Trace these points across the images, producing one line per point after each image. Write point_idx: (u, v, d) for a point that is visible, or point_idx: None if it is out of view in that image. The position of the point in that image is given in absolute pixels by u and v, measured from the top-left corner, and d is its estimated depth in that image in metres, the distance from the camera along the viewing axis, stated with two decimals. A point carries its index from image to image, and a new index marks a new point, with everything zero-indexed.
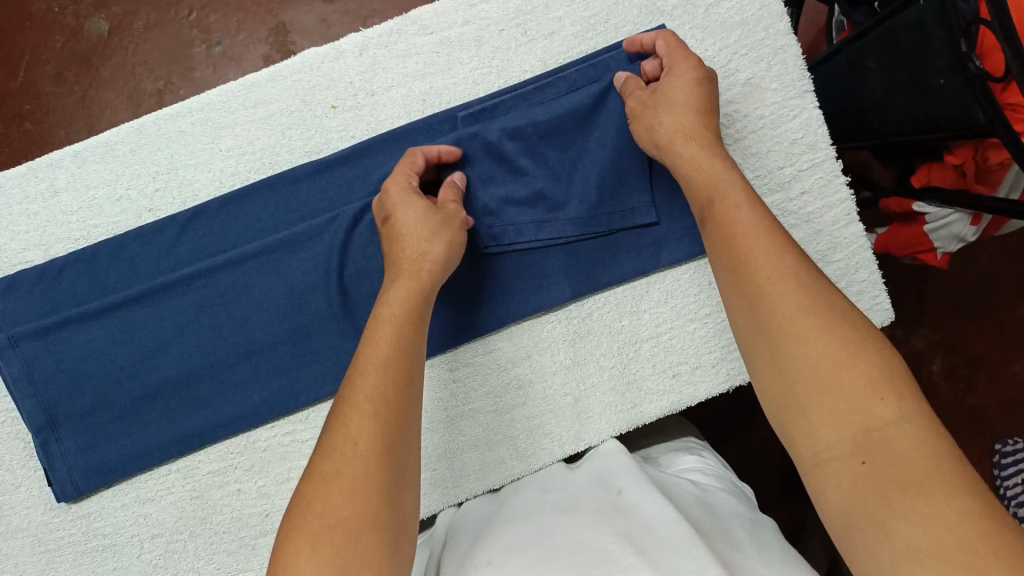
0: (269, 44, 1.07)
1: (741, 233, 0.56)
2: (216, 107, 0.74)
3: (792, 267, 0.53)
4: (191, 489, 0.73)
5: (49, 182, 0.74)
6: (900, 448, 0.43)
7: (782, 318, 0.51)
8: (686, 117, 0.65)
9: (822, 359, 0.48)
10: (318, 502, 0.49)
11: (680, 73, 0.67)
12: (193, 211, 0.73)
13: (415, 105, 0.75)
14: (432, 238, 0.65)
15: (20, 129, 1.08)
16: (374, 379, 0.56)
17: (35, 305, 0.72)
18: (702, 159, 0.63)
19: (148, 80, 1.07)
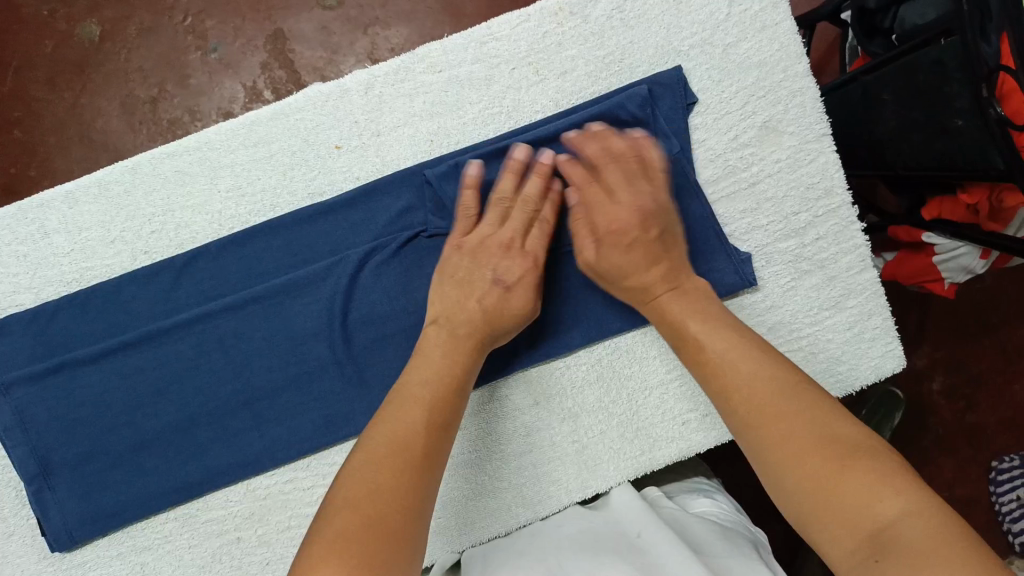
0: (268, 51, 1.04)
1: (724, 354, 0.57)
2: (213, 146, 0.71)
3: (775, 383, 0.53)
4: (189, 538, 0.71)
5: (41, 224, 0.70)
6: (911, 538, 0.42)
7: (775, 441, 0.51)
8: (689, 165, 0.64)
9: (817, 471, 0.48)
10: (341, 531, 0.48)
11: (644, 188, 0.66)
12: (191, 254, 0.70)
13: (422, 145, 0.72)
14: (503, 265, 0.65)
15: (8, 137, 1.04)
16: (412, 416, 0.56)
17: (28, 350, 0.70)
18: (626, 263, 0.64)
19: (142, 88, 1.04)
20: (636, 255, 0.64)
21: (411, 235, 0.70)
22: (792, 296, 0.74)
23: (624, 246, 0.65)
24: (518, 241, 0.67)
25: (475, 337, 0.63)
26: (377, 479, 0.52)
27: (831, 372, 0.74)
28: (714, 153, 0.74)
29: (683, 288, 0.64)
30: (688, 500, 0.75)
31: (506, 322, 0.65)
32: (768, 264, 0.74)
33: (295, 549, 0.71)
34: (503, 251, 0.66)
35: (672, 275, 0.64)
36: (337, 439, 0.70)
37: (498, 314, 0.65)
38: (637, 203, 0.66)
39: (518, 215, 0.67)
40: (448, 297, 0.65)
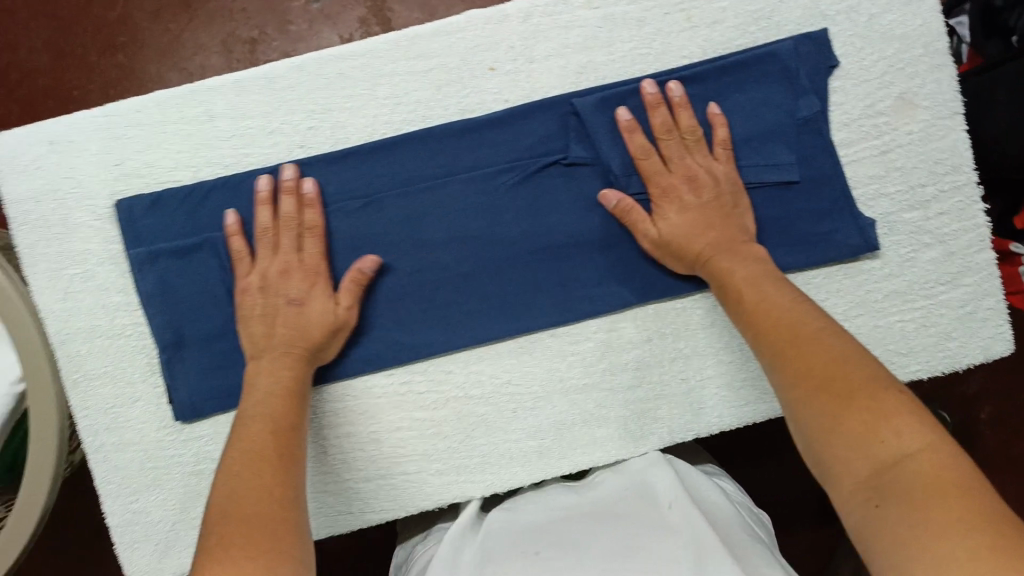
0: (367, 7, 1.08)
1: (766, 305, 0.63)
2: (376, 55, 0.73)
3: (811, 329, 0.59)
4: (305, 427, 0.76)
5: (206, 107, 0.73)
6: (914, 478, 0.46)
7: (799, 379, 0.56)
8: (687, 214, 0.70)
9: (834, 410, 0.52)
10: (233, 528, 0.51)
11: (691, 150, 0.72)
12: (344, 151, 0.74)
13: (571, 77, 0.74)
14: (309, 292, 0.70)
15: (112, 61, 1.09)
16: (257, 424, 0.62)
17: (177, 225, 0.73)
18: (693, 229, 0.69)
19: (244, 28, 1.08)
20: (695, 220, 0.70)
21: (551, 161, 0.73)
22: (909, 267, 0.77)
23: (682, 208, 0.70)
24: (292, 264, 0.71)
25: (297, 351, 0.69)
26: (238, 484, 0.56)
27: (940, 347, 0.77)
28: (849, 118, 0.76)
29: (732, 250, 0.68)
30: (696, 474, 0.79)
31: (323, 322, 0.70)
32: (890, 233, 0.77)
33: (403, 449, 0.76)
34: (291, 277, 0.71)
35: (724, 237, 0.69)
36: (459, 344, 0.75)
37: (312, 328, 0.70)
38: (697, 172, 0.71)
39: (286, 241, 0.71)
40: (256, 332, 0.70)
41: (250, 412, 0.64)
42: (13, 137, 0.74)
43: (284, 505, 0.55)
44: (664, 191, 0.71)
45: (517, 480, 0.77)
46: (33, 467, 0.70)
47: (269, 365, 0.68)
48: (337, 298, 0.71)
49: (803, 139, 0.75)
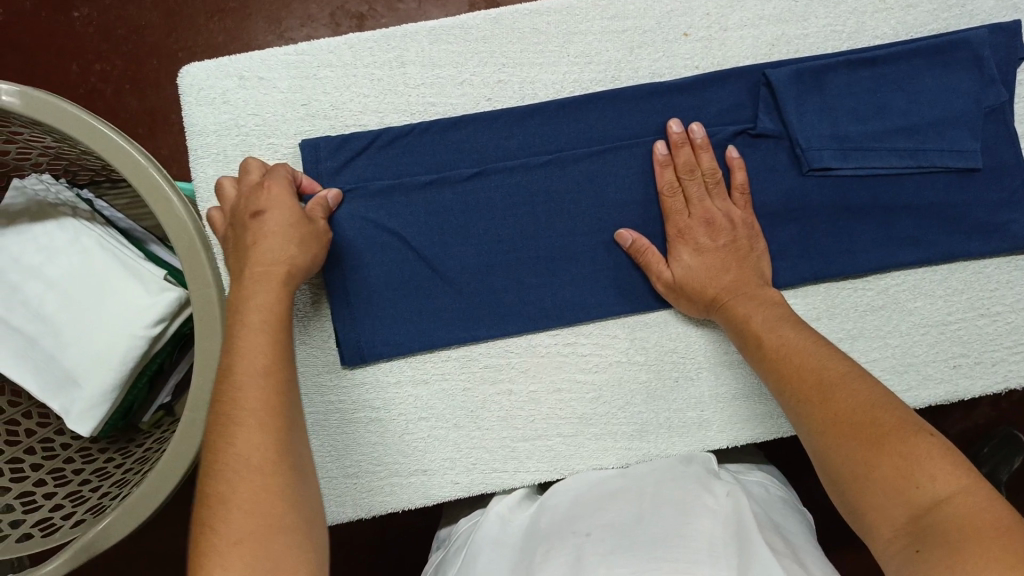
0: None
1: (790, 350, 0.62)
2: (574, 13, 0.74)
3: (844, 372, 0.58)
4: (465, 381, 0.75)
5: (399, 53, 0.74)
6: (956, 517, 0.45)
7: (830, 422, 0.55)
8: (706, 261, 0.70)
9: (859, 456, 0.52)
10: (246, 524, 0.47)
11: (718, 195, 0.72)
12: (534, 107, 0.74)
13: (763, 48, 0.75)
14: (272, 205, 0.64)
15: (220, 25, 1.07)
16: (254, 372, 0.54)
17: (361, 168, 0.73)
18: (705, 271, 0.70)
19: (354, 3, 1.07)
20: (710, 263, 0.70)
21: (740, 129, 0.73)
22: None
23: (696, 250, 0.71)
24: (252, 190, 0.66)
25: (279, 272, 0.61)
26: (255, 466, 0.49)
27: None
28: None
29: (752, 296, 0.69)
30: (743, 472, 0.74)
31: (278, 250, 0.63)
32: None
33: (563, 409, 0.75)
34: (266, 193, 0.65)
35: (744, 282, 0.70)
36: (629, 308, 0.75)
37: (263, 255, 0.62)
38: (722, 234, 0.71)
39: (258, 173, 0.68)
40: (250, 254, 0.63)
41: (238, 351, 0.55)
42: (201, 68, 0.73)
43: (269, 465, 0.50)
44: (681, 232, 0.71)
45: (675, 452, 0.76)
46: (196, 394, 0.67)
47: (246, 291, 0.60)
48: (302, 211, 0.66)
49: (988, 127, 0.75)
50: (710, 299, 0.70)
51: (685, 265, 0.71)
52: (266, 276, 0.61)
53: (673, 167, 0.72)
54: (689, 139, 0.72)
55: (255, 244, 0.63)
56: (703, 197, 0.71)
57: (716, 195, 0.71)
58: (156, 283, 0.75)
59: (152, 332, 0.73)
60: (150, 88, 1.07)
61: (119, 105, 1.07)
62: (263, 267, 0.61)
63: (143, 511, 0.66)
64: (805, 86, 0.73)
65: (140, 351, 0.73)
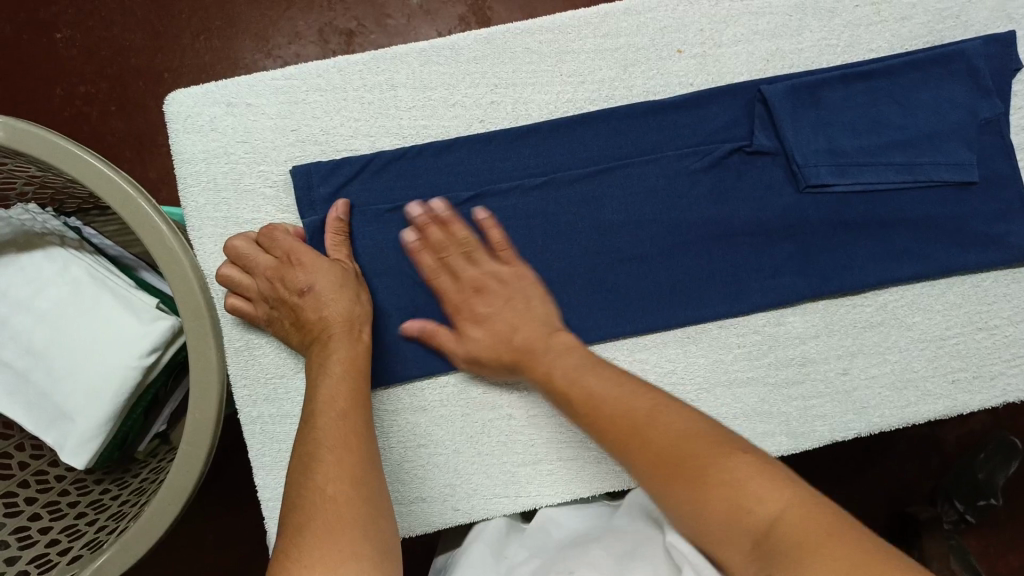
0: (467, 6, 1.06)
1: (579, 378, 0.61)
2: (567, 32, 0.73)
3: (654, 403, 0.56)
4: (464, 406, 0.74)
5: (390, 76, 0.72)
6: (789, 536, 0.43)
7: (651, 471, 0.52)
8: (481, 329, 0.67)
9: (684, 498, 0.50)
10: (336, 510, 0.50)
11: (472, 253, 0.69)
12: (527, 128, 0.73)
13: (758, 64, 0.75)
14: (317, 276, 0.66)
15: (206, 43, 1.06)
16: (344, 399, 0.60)
17: (354, 193, 0.72)
18: (501, 316, 0.67)
19: (342, 19, 1.06)
20: (498, 332, 0.67)
21: (736, 147, 0.73)
22: None
23: (479, 322, 0.68)
24: (283, 268, 0.67)
25: (349, 326, 0.65)
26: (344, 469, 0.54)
27: None
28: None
29: (553, 348, 0.64)
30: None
31: (340, 312, 0.66)
32: None
33: (562, 434, 0.74)
34: (303, 265, 0.67)
35: (534, 335, 0.66)
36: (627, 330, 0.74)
37: (331, 322, 0.65)
38: (538, 308, 0.67)
39: (277, 243, 0.68)
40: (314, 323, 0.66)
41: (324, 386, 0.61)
42: (188, 94, 0.72)
43: (348, 498, 0.52)
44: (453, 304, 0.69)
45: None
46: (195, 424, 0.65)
47: (325, 349, 0.64)
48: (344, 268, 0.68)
49: (984, 139, 0.75)
50: (511, 363, 0.66)
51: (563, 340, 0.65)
52: (342, 333, 0.65)
53: (432, 251, 0.69)
54: (433, 215, 0.69)
55: (319, 317, 0.66)
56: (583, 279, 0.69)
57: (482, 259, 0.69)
58: (148, 311, 0.73)
59: (145, 362, 0.71)
60: (136, 111, 1.06)
61: (104, 128, 1.05)
62: (338, 329, 0.65)
63: (134, 549, 0.65)
64: (800, 102, 0.73)
65: (133, 382, 0.71)
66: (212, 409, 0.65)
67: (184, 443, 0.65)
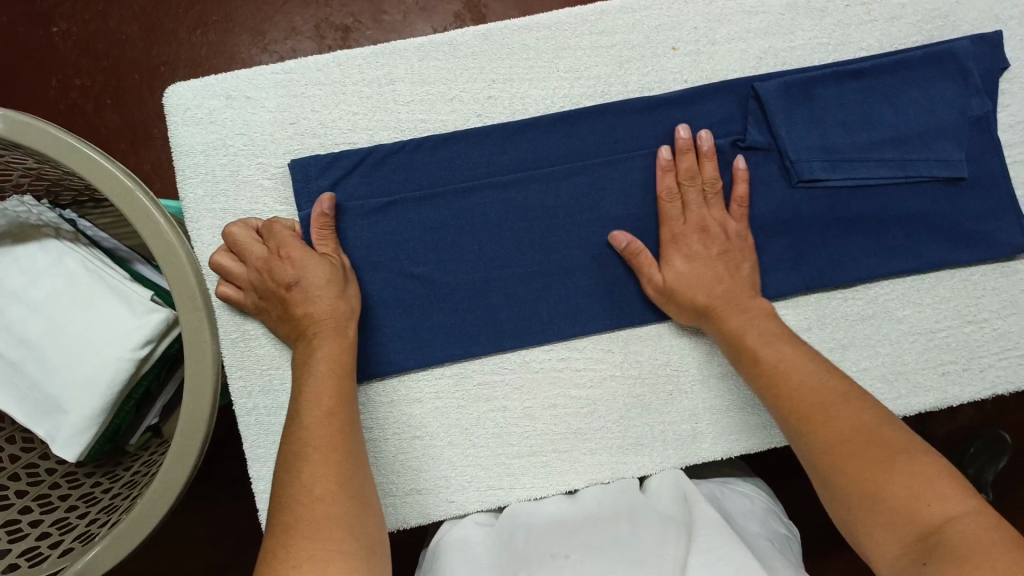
0: (462, 3, 1.07)
1: (778, 362, 0.64)
2: (563, 28, 0.74)
3: (850, 395, 0.59)
4: (459, 398, 0.75)
5: (388, 70, 0.73)
6: (961, 537, 0.47)
7: (836, 445, 0.56)
8: (676, 260, 0.70)
9: (861, 480, 0.53)
10: (320, 512, 0.51)
11: (734, 210, 0.72)
12: (524, 122, 0.74)
13: (752, 62, 0.76)
14: (305, 271, 0.66)
15: (202, 38, 1.06)
16: (327, 399, 0.60)
17: (351, 186, 0.72)
18: (709, 271, 0.70)
19: (338, 15, 1.07)
20: (700, 276, 0.69)
21: (730, 142, 0.74)
22: None
23: (687, 257, 0.70)
24: (272, 261, 0.67)
25: (335, 325, 0.66)
26: (327, 472, 0.54)
27: None
28: (1011, 119, 0.78)
29: (743, 305, 0.69)
30: (733, 483, 0.76)
31: (327, 309, 0.66)
32: None
33: (557, 425, 0.75)
34: (291, 258, 0.67)
35: (733, 291, 0.69)
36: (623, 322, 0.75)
37: (317, 318, 0.65)
38: (721, 249, 0.70)
39: (271, 236, 0.69)
40: (300, 319, 0.66)
41: (307, 388, 0.61)
42: (187, 87, 0.72)
43: (332, 494, 0.53)
44: (672, 234, 0.71)
45: (668, 464, 0.76)
46: (189, 417, 0.65)
47: (310, 348, 0.64)
48: (332, 263, 0.68)
49: (972, 137, 0.76)
50: (701, 307, 0.69)
51: (735, 278, 0.70)
52: (327, 332, 0.65)
53: (674, 172, 0.71)
54: (695, 146, 0.72)
55: (306, 311, 0.66)
56: (737, 233, 0.71)
57: (738, 216, 0.72)
58: (142, 304, 0.73)
59: (139, 355, 0.72)
60: (132, 105, 1.06)
61: (100, 121, 1.05)
62: (325, 327, 0.65)
63: (121, 549, 0.65)
64: (793, 99, 0.74)
65: (127, 374, 0.72)
66: (206, 403, 0.66)
67: (178, 436, 0.65)
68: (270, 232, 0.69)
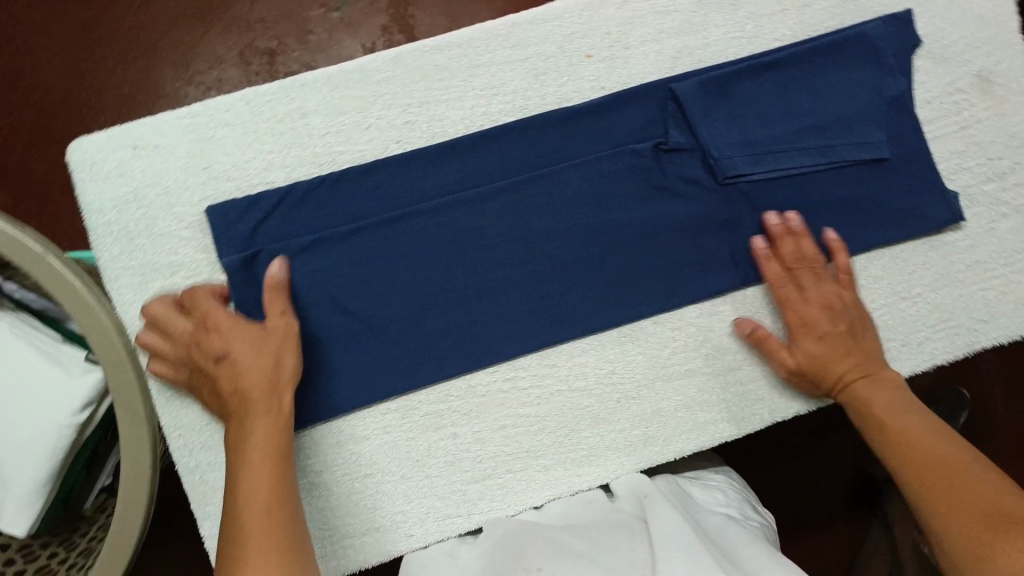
0: (389, 15, 1.05)
1: (880, 403, 0.66)
2: (475, 45, 0.73)
3: (937, 428, 0.63)
4: (408, 430, 0.74)
5: (299, 104, 0.71)
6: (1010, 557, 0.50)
7: (944, 469, 0.59)
8: (812, 344, 0.70)
9: (949, 500, 0.56)
10: None
11: (823, 274, 0.73)
12: (445, 145, 0.72)
13: (667, 62, 0.75)
14: (231, 343, 0.64)
15: (123, 75, 1.02)
16: (264, 472, 0.58)
17: (273, 228, 0.71)
18: (827, 355, 0.70)
19: (262, 39, 1.04)
20: (812, 358, 0.70)
21: (653, 146, 0.73)
22: (992, 237, 0.79)
23: (819, 338, 0.71)
24: (199, 335, 0.65)
25: (264, 397, 0.63)
26: (270, 551, 0.53)
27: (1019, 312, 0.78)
28: (929, 95, 0.78)
29: (875, 375, 0.69)
30: (704, 477, 0.80)
31: (257, 381, 0.63)
32: (971, 205, 0.79)
33: (510, 447, 0.74)
34: (217, 331, 0.65)
35: (863, 365, 0.69)
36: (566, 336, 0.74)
37: (244, 390, 0.63)
38: (847, 319, 0.71)
39: (198, 307, 0.67)
40: (228, 394, 0.63)
41: (241, 463, 0.59)
42: (91, 142, 0.70)
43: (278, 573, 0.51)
44: (805, 322, 0.71)
45: (623, 470, 0.75)
46: (128, 484, 0.63)
47: (241, 423, 0.62)
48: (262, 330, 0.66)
49: (892, 116, 0.76)
50: (834, 384, 0.70)
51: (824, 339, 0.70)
52: (256, 405, 0.62)
53: (779, 259, 0.73)
54: (789, 227, 0.73)
55: (232, 384, 0.63)
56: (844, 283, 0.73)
57: (828, 279, 0.72)
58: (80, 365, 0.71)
59: (79, 419, 0.69)
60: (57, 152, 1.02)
61: (22, 172, 1.01)
62: (254, 398, 0.62)
63: None
64: (711, 96, 0.74)
65: (68, 439, 0.69)
66: (145, 468, 0.64)
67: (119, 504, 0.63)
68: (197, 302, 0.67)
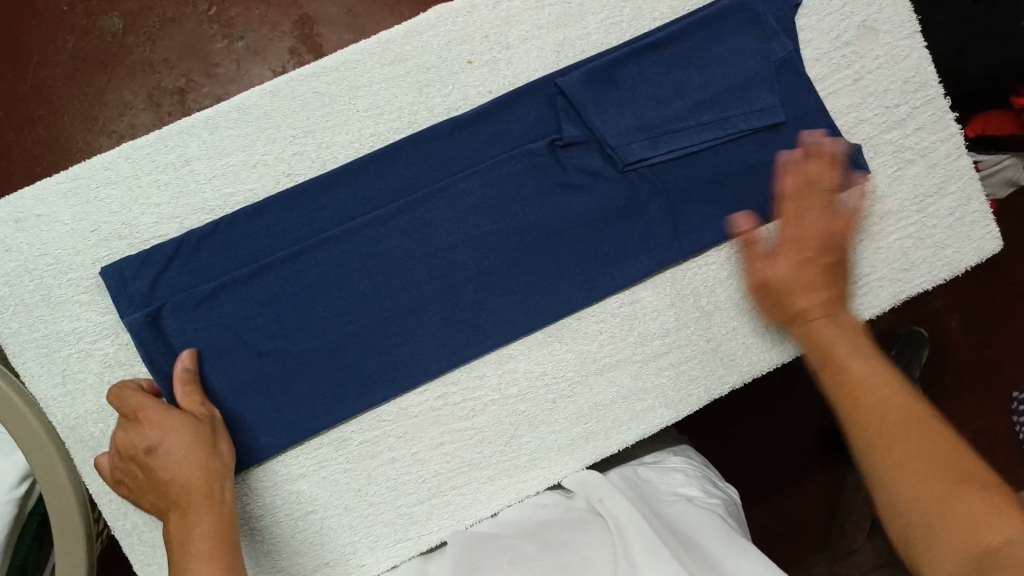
0: (294, 36, 0.97)
1: (840, 345, 0.62)
2: (351, 66, 0.72)
3: (894, 388, 0.57)
4: (344, 462, 0.73)
5: (181, 151, 0.71)
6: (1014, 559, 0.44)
7: (891, 443, 0.53)
8: (785, 262, 0.67)
9: (925, 499, 0.50)
10: None
11: (824, 188, 0.69)
12: (337, 171, 0.72)
13: (550, 57, 0.75)
14: (163, 435, 0.63)
15: (31, 136, 0.95)
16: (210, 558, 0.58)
17: (172, 281, 0.69)
18: (797, 273, 0.66)
19: (169, 79, 0.95)
20: (797, 269, 0.66)
21: (546, 143, 0.73)
22: (900, 186, 0.78)
23: (800, 249, 0.67)
24: (132, 428, 0.64)
25: (200, 492, 0.61)
26: None
27: (938, 257, 0.78)
28: (816, 53, 0.79)
29: (839, 317, 0.64)
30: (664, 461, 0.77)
31: (192, 474, 0.62)
32: (875, 156, 0.78)
33: (450, 464, 0.74)
34: (150, 424, 0.63)
35: (806, 292, 0.66)
36: (490, 345, 0.73)
37: (178, 485, 0.61)
38: (817, 225, 0.67)
39: (127, 404, 0.65)
40: (165, 492, 0.61)
41: (183, 549, 0.58)
42: None
43: None
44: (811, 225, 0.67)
45: (570, 470, 0.75)
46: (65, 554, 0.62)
47: (182, 517, 0.60)
48: (191, 421, 0.65)
49: (782, 78, 0.76)
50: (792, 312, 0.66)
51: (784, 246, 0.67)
52: (192, 501, 0.61)
53: (801, 174, 0.69)
54: (829, 152, 0.70)
55: (165, 482, 0.61)
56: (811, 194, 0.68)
57: (825, 191, 0.69)
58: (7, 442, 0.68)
59: (18, 493, 0.67)
60: None
61: None
62: (188, 495, 0.61)
63: None
64: (596, 85, 0.73)
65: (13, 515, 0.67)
66: (79, 536, 0.63)
67: None
68: (125, 398, 0.65)
